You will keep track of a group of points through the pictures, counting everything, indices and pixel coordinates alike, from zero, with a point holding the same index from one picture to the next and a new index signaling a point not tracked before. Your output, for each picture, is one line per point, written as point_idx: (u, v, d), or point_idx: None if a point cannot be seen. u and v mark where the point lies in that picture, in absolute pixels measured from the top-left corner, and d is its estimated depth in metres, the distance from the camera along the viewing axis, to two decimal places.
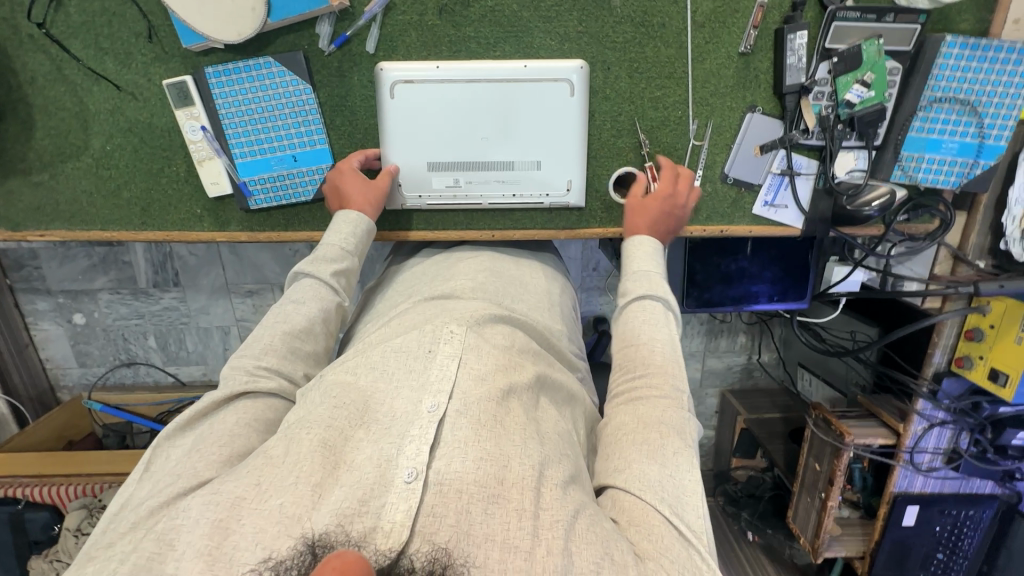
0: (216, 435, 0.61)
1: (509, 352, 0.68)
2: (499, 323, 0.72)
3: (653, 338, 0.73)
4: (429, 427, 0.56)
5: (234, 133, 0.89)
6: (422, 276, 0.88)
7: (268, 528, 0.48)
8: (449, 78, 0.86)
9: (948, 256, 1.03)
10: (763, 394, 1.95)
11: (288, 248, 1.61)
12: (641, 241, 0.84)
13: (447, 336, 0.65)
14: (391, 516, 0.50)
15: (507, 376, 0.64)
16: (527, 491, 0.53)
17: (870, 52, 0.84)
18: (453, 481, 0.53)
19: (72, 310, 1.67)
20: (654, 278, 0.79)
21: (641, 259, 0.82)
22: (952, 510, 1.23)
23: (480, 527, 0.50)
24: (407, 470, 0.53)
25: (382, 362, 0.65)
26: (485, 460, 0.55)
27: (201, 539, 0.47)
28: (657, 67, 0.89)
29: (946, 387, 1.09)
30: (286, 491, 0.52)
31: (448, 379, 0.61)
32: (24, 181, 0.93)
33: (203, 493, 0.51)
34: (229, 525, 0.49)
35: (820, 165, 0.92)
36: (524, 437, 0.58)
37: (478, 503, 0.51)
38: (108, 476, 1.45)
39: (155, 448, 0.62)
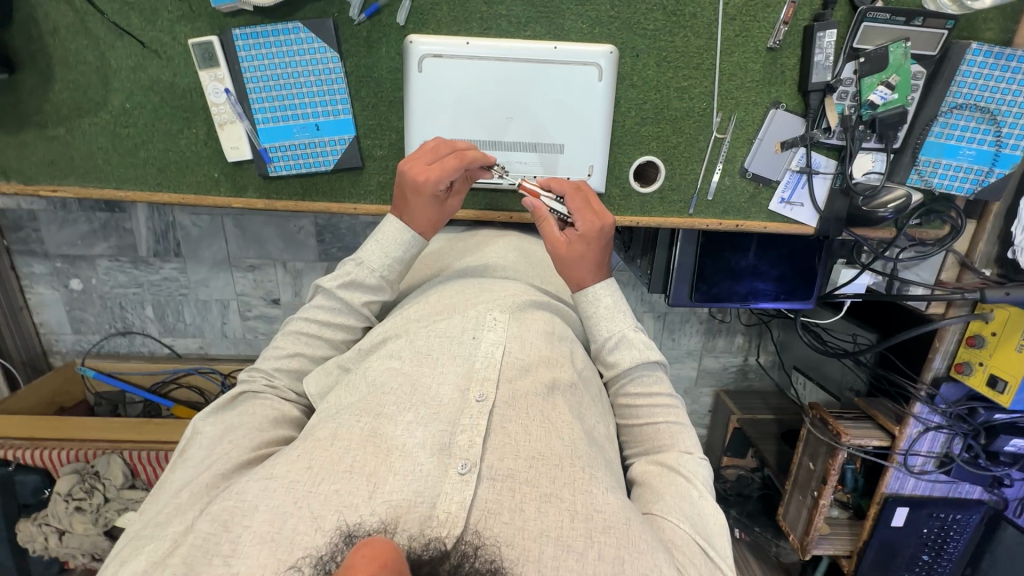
0: (251, 422, 0.65)
1: (552, 341, 0.69)
2: (538, 309, 0.73)
3: (653, 399, 0.75)
4: (480, 417, 0.57)
5: (258, 97, 0.89)
6: (450, 258, 0.90)
7: (327, 514, 0.49)
8: (479, 56, 0.86)
9: (955, 263, 1.05)
10: (756, 395, 1.97)
11: (294, 224, 1.61)
12: (601, 293, 0.78)
13: (491, 323, 0.65)
14: (446, 506, 0.51)
15: (550, 370, 0.65)
16: (578, 493, 0.54)
17: (896, 56, 0.84)
18: (505, 478, 0.53)
19: (70, 275, 1.64)
20: (635, 340, 0.76)
21: (614, 317, 0.77)
22: (940, 513, 1.25)
23: (534, 522, 0.51)
24: (460, 461, 0.53)
25: (428, 346, 0.64)
26: (537, 460, 0.55)
27: (262, 524, 0.48)
28: (685, 58, 0.89)
29: (944, 392, 1.12)
30: (341, 477, 0.52)
31: (493, 367, 0.61)
32: (38, 134, 0.92)
33: (257, 477, 0.52)
34: (287, 510, 0.49)
35: (838, 165, 0.94)
36: (571, 435, 0.59)
37: (531, 502, 0.52)
38: (103, 441, 1.43)
39: (196, 423, 0.68)
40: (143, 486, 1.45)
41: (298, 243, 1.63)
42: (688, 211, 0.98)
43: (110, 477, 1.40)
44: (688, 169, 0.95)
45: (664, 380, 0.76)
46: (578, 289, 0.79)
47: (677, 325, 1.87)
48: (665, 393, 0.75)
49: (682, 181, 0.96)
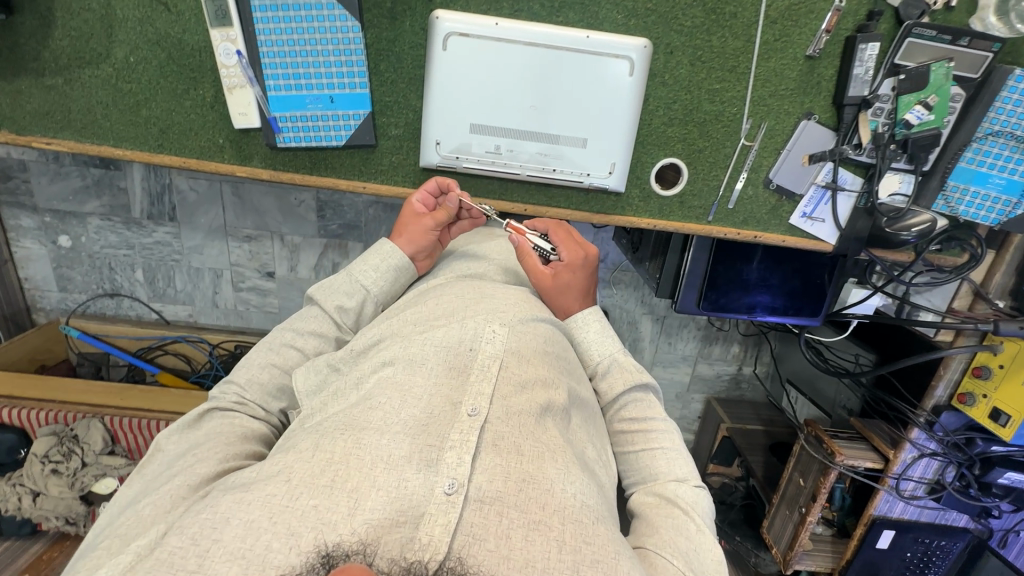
0: (219, 437, 0.61)
1: (546, 358, 0.66)
2: (540, 322, 0.70)
3: (648, 424, 0.74)
4: (470, 433, 0.55)
5: (270, 63, 0.84)
6: (457, 256, 0.86)
7: (302, 531, 0.46)
8: (507, 38, 0.82)
9: (969, 291, 1.03)
10: (747, 405, 1.97)
11: (294, 197, 1.56)
12: (588, 318, 0.79)
13: (489, 336, 0.63)
14: (429, 529, 0.48)
15: (546, 390, 0.62)
16: (569, 523, 0.51)
17: (938, 75, 0.81)
18: (493, 500, 0.51)
19: (58, 231, 1.59)
20: (625, 364, 0.77)
21: (604, 341, 0.78)
22: (925, 538, 1.26)
23: (520, 551, 0.48)
24: (447, 481, 0.51)
25: (422, 355, 0.62)
26: (527, 484, 0.53)
27: (234, 540, 0.45)
28: (721, 58, 0.86)
29: (943, 420, 1.11)
30: (320, 492, 0.49)
31: (488, 382, 0.59)
32: (34, 82, 0.86)
33: (234, 492, 0.50)
34: (261, 525, 0.46)
35: (864, 183, 0.92)
36: (560, 457, 0.56)
37: (519, 529, 0.49)
38: (84, 406, 1.39)
39: (161, 440, 0.63)
40: (124, 452, 1.40)
41: (297, 217, 1.59)
42: (707, 219, 0.95)
43: (89, 443, 1.35)
44: (711, 175, 0.93)
45: (656, 404, 0.76)
46: (566, 316, 0.80)
47: (675, 329, 1.86)
48: (659, 419, 0.75)
49: (705, 186, 0.93)
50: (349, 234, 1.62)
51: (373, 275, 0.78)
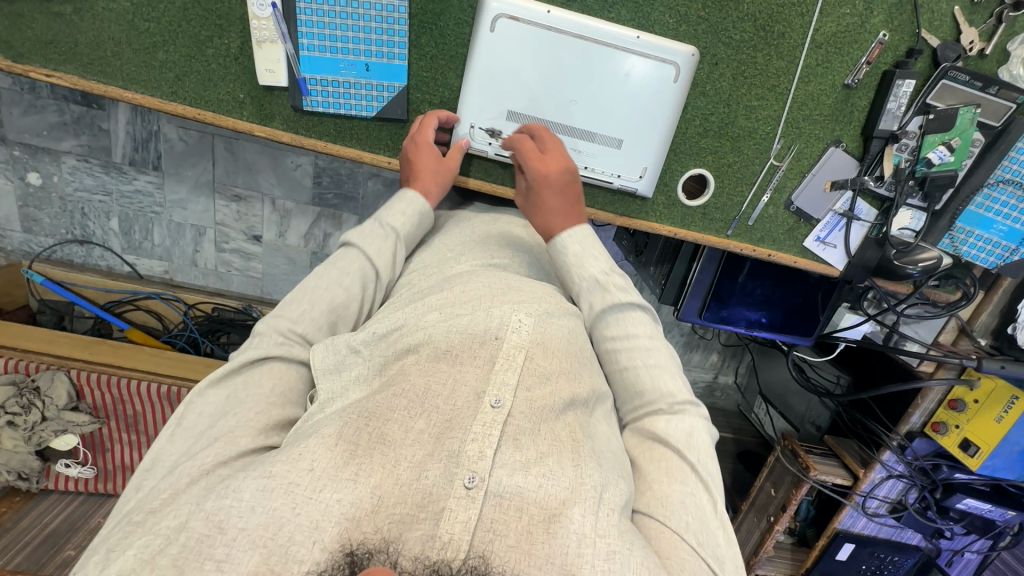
0: (260, 396, 0.56)
1: (571, 356, 0.61)
2: (566, 316, 0.66)
3: (632, 343, 0.66)
4: (494, 427, 0.51)
5: (307, 20, 0.79)
6: (471, 241, 0.81)
7: (327, 525, 0.44)
8: (557, 27, 0.80)
9: (955, 327, 1.09)
10: (719, 413, 2.03)
11: (291, 160, 1.50)
12: (568, 240, 0.72)
13: (515, 325, 0.59)
14: (449, 527, 0.45)
15: (569, 383, 0.58)
16: (590, 513, 0.48)
17: (963, 120, 0.84)
18: (514, 495, 0.48)
19: (28, 168, 1.47)
20: (608, 283, 0.69)
21: (585, 260, 0.70)
22: (880, 553, 1.34)
23: (541, 546, 0.46)
24: (468, 474, 0.48)
25: (446, 343, 0.58)
26: (547, 480, 0.49)
27: (257, 528, 0.42)
28: (762, 76, 0.86)
29: (916, 445, 1.17)
30: (343, 485, 0.46)
31: (512, 370, 0.56)
32: (38, 6, 0.79)
33: (256, 473, 0.45)
34: (284, 515, 0.43)
35: (879, 215, 0.95)
36: (580, 456, 0.52)
37: (540, 526, 0.47)
38: (49, 358, 1.30)
39: (197, 390, 0.57)
40: (88, 410, 1.32)
41: (292, 181, 1.52)
42: (726, 232, 0.96)
43: (53, 396, 1.27)
44: (736, 190, 0.94)
45: (643, 320, 0.68)
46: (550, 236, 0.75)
47: None
48: (644, 336, 0.66)
49: (729, 201, 0.94)
50: (344, 205, 1.56)
51: (393, 238, 0.73)
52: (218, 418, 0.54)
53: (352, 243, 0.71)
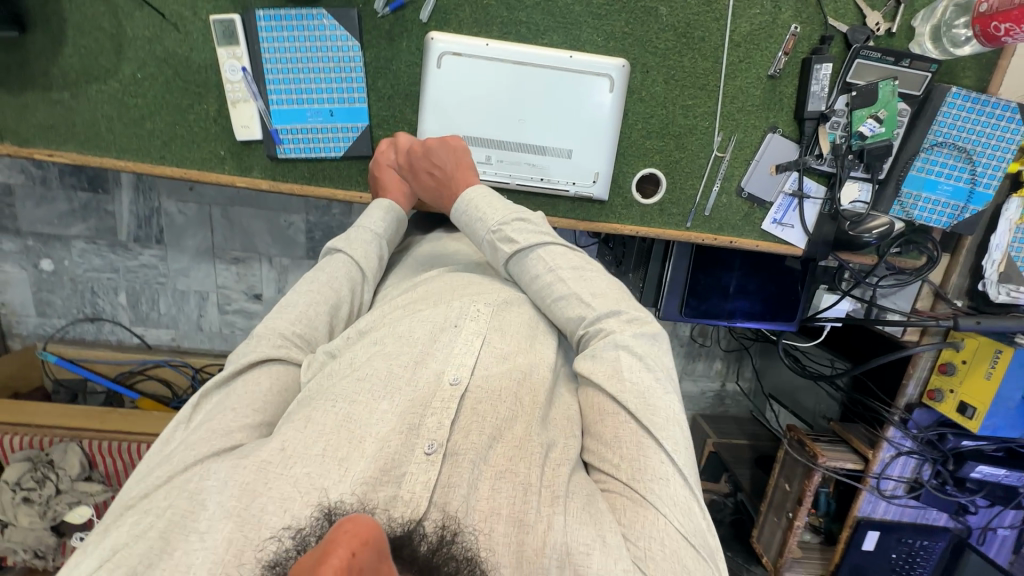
0: (255, 389, 0.59)
1: (530, 338, 0.67)
2: (524, 305, 0.71)
3: (537, 283, 0.69)
4: (451, 401, 0.56)
5: (274, 79, 0.89)
6: (439, 257, 0.88)
7: (296, 495, 0.47)
8: (497, 57, 0.88)
9: (930, 293, 1.10)
10: (732, 421, 1.93)
11: (284, 220, 1.59)
12: (473, 198, 0.75)
13: (474, 314, 0.65)
14: (411, 487, 0.50)
15: (527, 357, 0.64)
16: (536, 467, 0.53)
17: (885, 93, 0.90)
18: (469, 452, 0.53)
19: (41, 255, 1.57)
20: (501, 236, 0.71)
21: (477, 221, 0.73)
22: (908, 539, 1.29)
23: (486, 502, 0.51)
24: (427, 442, 0.53)
25: (409, 329, 0.63)
26: (497, 441, 0.55)
27: (229, 499, 0.46)
28: (692, 78, 0.94)
29: (917, 416, 1.17)
30: (313, 460, 0.50)
31: (471, 354, 0.61)
32: (41, 96, 0.89)
33: (233, 457, 0.50)
34: (256, 489, 0.47)
35: (827, 191, 0.99)
36: (532, 418, 0.58)
37: (487, 479, 0.52)
38: (60, 429, 1.34)
39: (203, 391, 0.60)
40: (100, 478, 1.35)
41: (286, 238, 1.61)
42: (685, 225, 1.01)
43: (65, 467, 1.30)
44: (687, 184, 1.00)
45: (544, 257, 0.69)
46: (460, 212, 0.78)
47: None
48: (544, 274, 0.69)
49: (682, 195, 1.00)
50: None
51: (361, 249, 0.79)
52: (216, 412, 0.56)
53: (339, 249, 0.78)
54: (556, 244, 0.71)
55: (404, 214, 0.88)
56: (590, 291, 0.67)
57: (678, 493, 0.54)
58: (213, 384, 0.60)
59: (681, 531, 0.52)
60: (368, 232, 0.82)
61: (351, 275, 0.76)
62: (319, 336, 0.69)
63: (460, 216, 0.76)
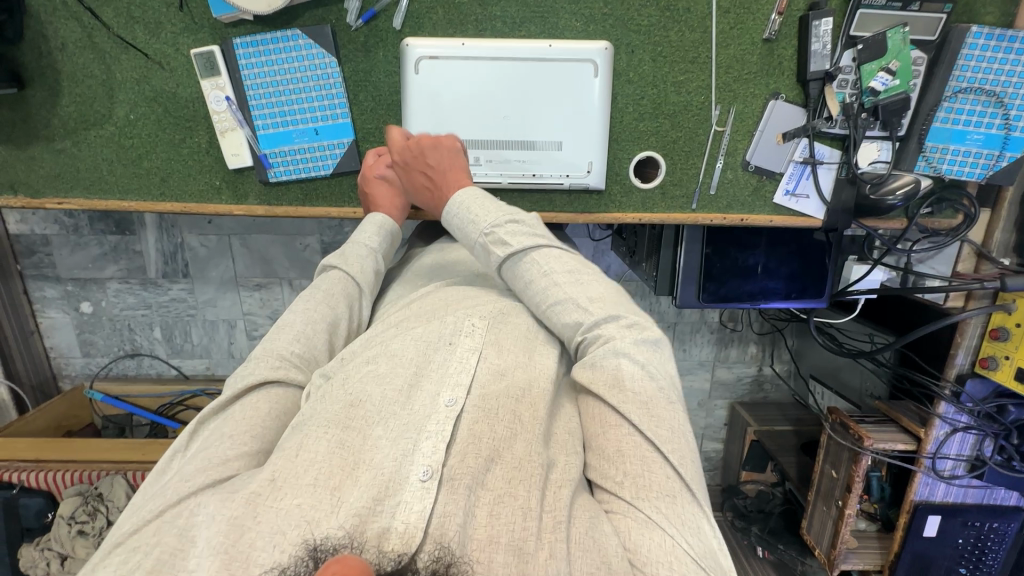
0: (253, 415, 0.58)
1: (528, 346, 0.65)
2: (522, 314, 0.69)
3: (532, 289, 0.65)
4: (448, 423, 0.54)
5: (258, 104, 0.90)
6: (437, 268, 0.86)
7: (286, 528, 0.45)
8: (474, 56, 0.86)
9: (971, 253, 1.01)
10: (774, 407, 1.82)
11: (299, 242, 1.60)
12: (466, 202, 0.71)
13: (468, 329, 0.63)
14: (405, 517, 0.47)
15: (527, 372, 0.61)
16: (536, 489, 0.50)
17: (895, 41, 0.84)
18: (466, 477, 0.50)
19: (80, 298, 1.64)
20: (495, 238, 0.67)
21: (469, 224, 0.69)
22: (975, 522, 1.18)
23: (485, 528, 0.47)
24: (423, 468, 0.50)
25: (402, 348, 0.62)
26: (494, 462, 0.52)
27: (217, 536, 0.45)
28: (681, 52, 0.90)
29: (970, 389, 1.07)
30: (304, 491, 0.48)
31: (467, 372, 0.59)
32: (46, 147, 0.93)
33: (222, 491, 0.49)
34: (245, 523, 0.45)
35: (842, 155, 0.92)
36: (533, 435, 0.55)
37: (484, 505, 0.49)
38: (108, 463, 1.39)
39: (202, 417, 0.60)
40: None
41: (303, 261, 1.62)
42: (691, 207, 0.96)
43: (112, 500, 1.32)
44: (688, 164, 0.95)
45: (538, 261, 0.65)
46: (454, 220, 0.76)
47: (687, 335, 1.74)
48: (538, 278, 0.65)
49: (684, 175, 0.95)
50: None
51: (358, 266, 0.78)
52: (212, 441, 0.55)
53: (334, 265, 0.77)
54: (551, 247, 0.67)
55: (394, 224, 0.87)
56: (587, 295, 0.63)
57: (689, 511, 0.51)
58: (211, 410, 0.60)
59: (690, 552, 0.48)
60: (361, 247, 0.81)
61: (348, 290, 0.75)
62: (321, 356, 0.68)
63: (450, 220, 0.72)
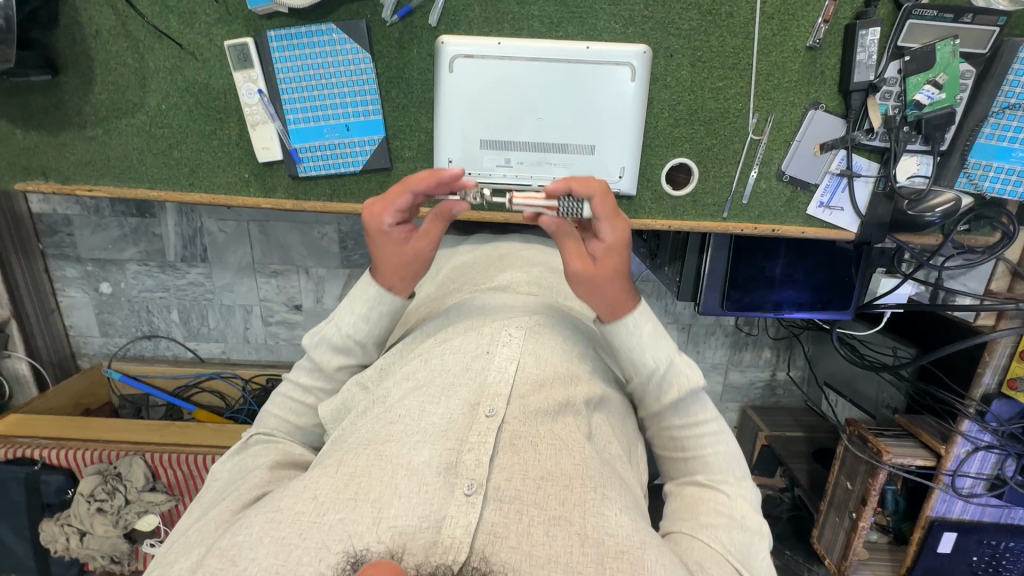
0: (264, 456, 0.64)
1: (569, 361, 0.65)
2: (556, 325, 0.69)
3: (676, 426, 0.69)
4: (488, 434, 0.53)
5: (290, 98, 0.90)
6: (468, 269, 0.86)
7: (331, 544, 0.46)
8: (510, 56, 0.85)
9: (1006, 272, 1.00)
10: (786, 412, 1.81)
11: (318, 231, 1.59)
12: (640, 320, 0.67)
13: (506, 339, 0.63)
14: (451, 531, 0.47)
15: (566, 388, 0.61)
16: (589, 515, 0.50)
17: (944, 53, 0.81)
18: (513, 499, 0.50)
19: (100, 279, 1.66)
20: (682, 368, 0.67)
21: (643, 355, 0.67)
22: (991, 540, 1.18)
23: (543, 546, 0.48)
24: (467, 482, 0.50)
25: (443, 364, 0.61)
26: (546, 480, 0.52)
27: (268, 557, 0.45)
28: (720, 57, 0.88)
29: (996, 409, 1.05)
30: (346, 506, 0.49)
31: (506, 381, 0.58)
32: (77, 134, 0.93)
33: (265, 510, 0.49)
34: (291, 542, 0.46)
35: (881, 168, 0.90)
36: (574, 455, 0.55)
37: (540, 525, 0.49)
38: (128, 444, 1.40)
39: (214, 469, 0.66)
40: (164, 489, 1.38)
41: (321, 250, 1.61)
42: (722, 215, 0.95)
43: (132, 479, 1.35)
44: (722, 171, 0.93)
45: (694, 408, 0.68)
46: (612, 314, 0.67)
47: (703, 338, 1.73)
48: (686, 426, 0.69)
49: (717, 184, 0.94)
50: None
51: None
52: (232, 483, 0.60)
53: None
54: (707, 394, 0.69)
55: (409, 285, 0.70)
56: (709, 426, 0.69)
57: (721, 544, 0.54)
58: (248, 441, 0.68)
59: None
60: None
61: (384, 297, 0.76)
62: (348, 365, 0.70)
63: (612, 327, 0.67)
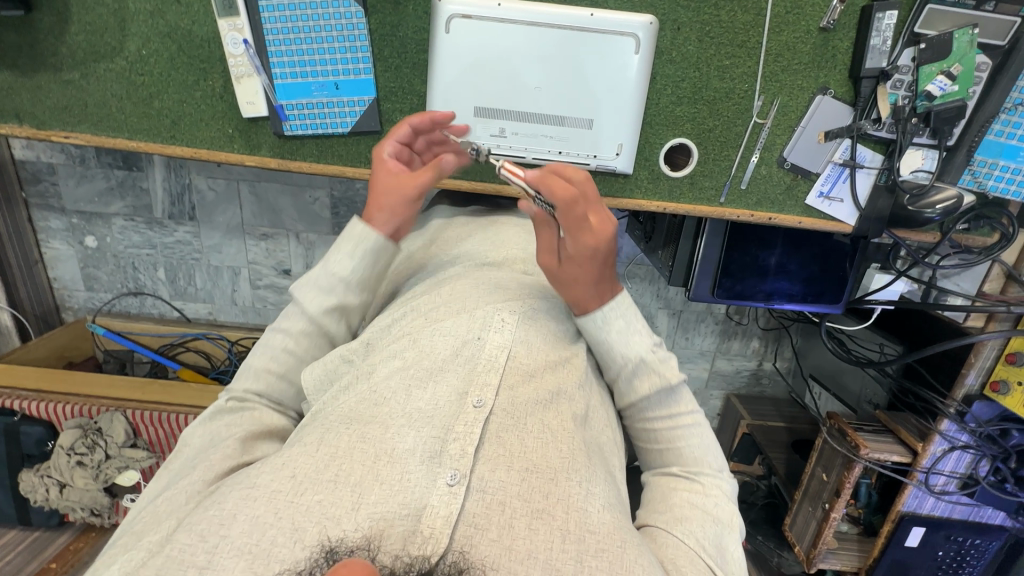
0: (240, 424, 0.62)
1: (558, 348, 0.64)
2: (549, 312, 0.66)
3: (653, 422, 0.69)
4: (475, 425, 0.52)
5: (277, 51, 0.85)
6: (457, 238, 0.84)
7: (308, 525, 0.45)
8: (510, 19, 0.81)
9: (1000, 274, 0.98)
10: (769, 402, 1.82)
11: (309, 195, 1.55)
12: (621, 342, 0.66)
13: (498, 325, 0.60)
14: (431, 522, 0.47)
15: (555, 377, 0.60)
16: (572, 511, 0.49)
17: (961, 43, 0.78)
18: (496, 491, 0.49)
19: (85, 232, 1.62)
20: (654, 366, 0.66)
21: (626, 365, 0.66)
22: (958, 536, 1.20)
23: (523, 542, 0.46)
24: (450, 472, 0.50)
25: (430, 345, 0.58)
26: (530, 473, 0.51)
27: (241, 536, 0.44)
28: (730, 33, 0.84)
29: (976, 410, 1.06)
30: (325, 487, 0.48)
31: (496, 370, 0.57)
32: (53, 77, 0.89)
33: (240, 487, 0.48)
34: (267, 519, 0.45)
35: (884, 160, 0.88)
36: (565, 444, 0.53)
37: (523, 518, 0.48)
38: (109, 399, 1.38)
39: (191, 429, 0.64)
40: (145, 445, 1.38)
41: (312, 214, 1.58)
42: (719, 200, 0.93)
43: (111, 435, 1.33)
44: (722, 155, 0.91)
45: (671, 405, 0.68)
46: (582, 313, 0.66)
47: (691, 324, 1.73)
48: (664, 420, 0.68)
49: (716, 167, 0.91)
50: None
51: None
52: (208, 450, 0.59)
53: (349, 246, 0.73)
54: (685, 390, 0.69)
55: (401, 226, 0.71)
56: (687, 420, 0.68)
57: None
58: (226, 405, 0.65)
59: None
60: None
61: None
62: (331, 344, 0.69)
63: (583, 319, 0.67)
